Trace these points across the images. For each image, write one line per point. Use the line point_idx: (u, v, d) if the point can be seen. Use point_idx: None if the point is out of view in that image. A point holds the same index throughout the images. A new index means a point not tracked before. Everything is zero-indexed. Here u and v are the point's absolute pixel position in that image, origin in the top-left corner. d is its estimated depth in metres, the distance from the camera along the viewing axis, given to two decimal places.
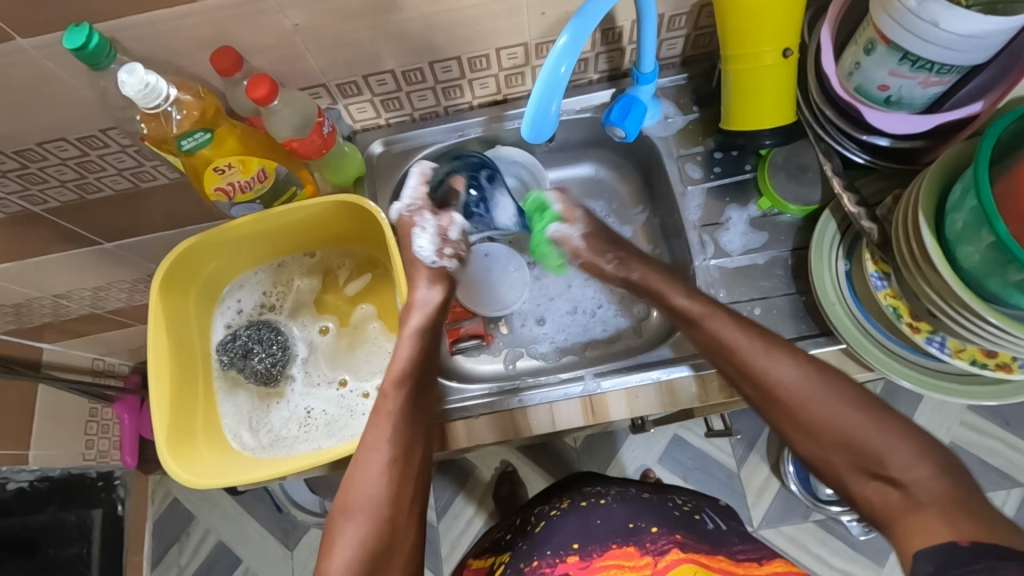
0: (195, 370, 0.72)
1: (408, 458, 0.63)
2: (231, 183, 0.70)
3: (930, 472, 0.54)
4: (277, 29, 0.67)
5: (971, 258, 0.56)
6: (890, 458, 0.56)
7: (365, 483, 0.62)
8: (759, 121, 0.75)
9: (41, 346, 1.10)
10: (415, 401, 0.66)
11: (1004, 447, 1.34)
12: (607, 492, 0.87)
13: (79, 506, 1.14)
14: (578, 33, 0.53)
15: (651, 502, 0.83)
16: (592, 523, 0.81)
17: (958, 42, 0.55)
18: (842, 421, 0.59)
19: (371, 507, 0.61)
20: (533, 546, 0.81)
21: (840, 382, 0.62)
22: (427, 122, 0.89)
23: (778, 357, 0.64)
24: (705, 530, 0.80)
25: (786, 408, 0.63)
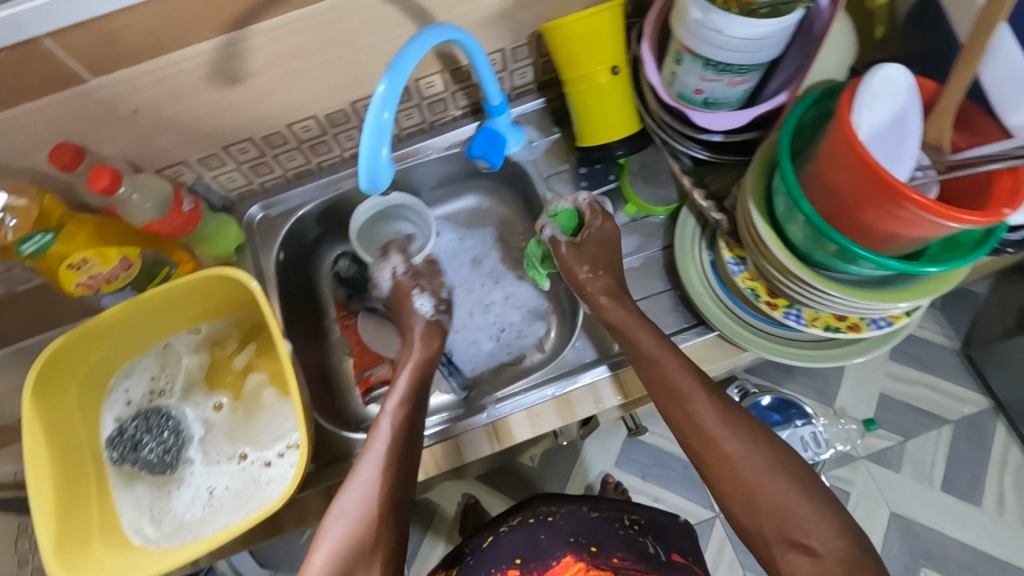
0: (85, 471, 0.70)
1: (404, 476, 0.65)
2: (93, 276, 0.68)
3: (844, 543, 0.58)
4: (116, 117, 0.67)
5: (797, 235, 0.61)
6: (813, 528, 0.59)
7: (354, 493, 0.63)
8: (608, 134, 0.79)
9: None
10: (413, 420, 0.69)
11: (929, 390, 1.43)
12: (557, 509, 0.91)
13: None
14: (395, 81, 0.55)
15: (599, 523, 0.88)
16: (537, 538, 0.85)
17: (743, 44, 0.60)
18: (785, 497, 0.61)
19: (358, 517, 0.62)
20: (479, 560, 0.84)
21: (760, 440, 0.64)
22: (303, 180, 0.90)
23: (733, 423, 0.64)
24: (647, 551, 0.85)
25: (727, 470, 0.63)
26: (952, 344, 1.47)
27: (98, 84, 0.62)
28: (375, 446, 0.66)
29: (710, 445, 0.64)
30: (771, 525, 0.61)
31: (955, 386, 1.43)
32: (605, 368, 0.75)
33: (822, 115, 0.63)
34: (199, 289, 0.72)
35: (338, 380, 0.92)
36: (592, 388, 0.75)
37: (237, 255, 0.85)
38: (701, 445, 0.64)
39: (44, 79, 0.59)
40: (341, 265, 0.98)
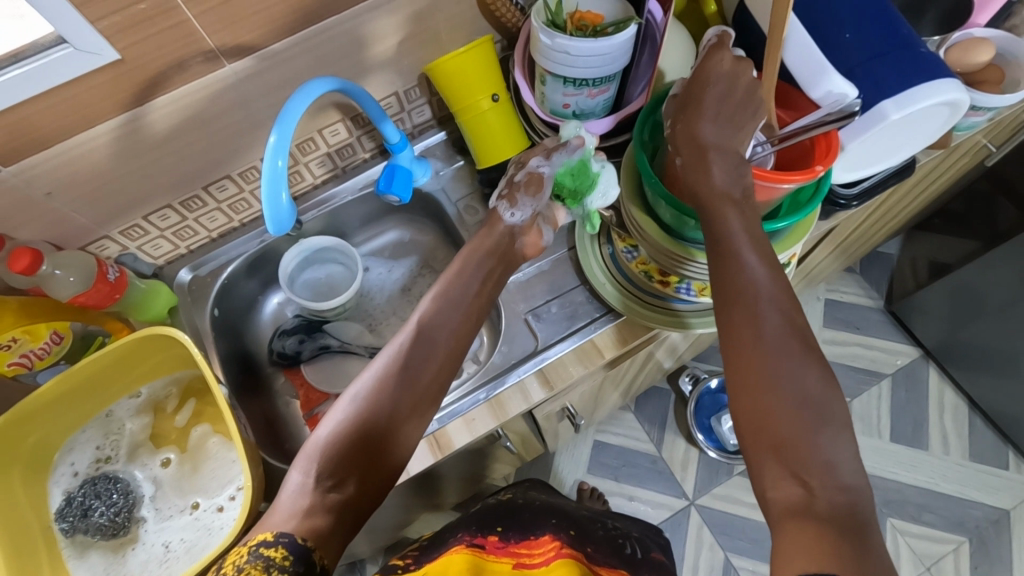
0: (35, 549, 0.71)
1: (416, 366, 0.63)
2: (25, 353, 0.72)
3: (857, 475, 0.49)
4: (31, 202, 0.71)
5: (666, 216, 0.70)
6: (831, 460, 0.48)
7: (367, 376, 0.62)
8: (500, 153, 0.86)
9: None
10: (441, 321, 0.67)
11: (864, 349, 1.54)
12: (541, 500, 0.96)
13: None
14: (284, 131, 0.62)
15: (580, 521, 0.93)
16: (520, 516, 0.87)
17: (589, 61, 0.68)
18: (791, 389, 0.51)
19: (368, 398, 0.60)
20: (462, 525, 0.86)
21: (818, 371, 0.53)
22: (228, 238, 0.94)
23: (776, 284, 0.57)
24: (622, 553, 0.90)
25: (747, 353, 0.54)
26: (875, 303, 1.58)
27: (10, 173, 0.67)
28: (397, 338, 0.66)
29: (751, 307, 0.56)
30: (774, 430, 0.50)
31: (885, 342, 1.54)
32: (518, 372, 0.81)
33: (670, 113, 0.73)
34: (133, 353, 0.75)
35: (288, 424, 0.94)
36: (520, 387, 0.80)
37: (171, 316, 0.89)
38: (742, 311, 0.56)
39: None
40: (278, 314, 1.02)
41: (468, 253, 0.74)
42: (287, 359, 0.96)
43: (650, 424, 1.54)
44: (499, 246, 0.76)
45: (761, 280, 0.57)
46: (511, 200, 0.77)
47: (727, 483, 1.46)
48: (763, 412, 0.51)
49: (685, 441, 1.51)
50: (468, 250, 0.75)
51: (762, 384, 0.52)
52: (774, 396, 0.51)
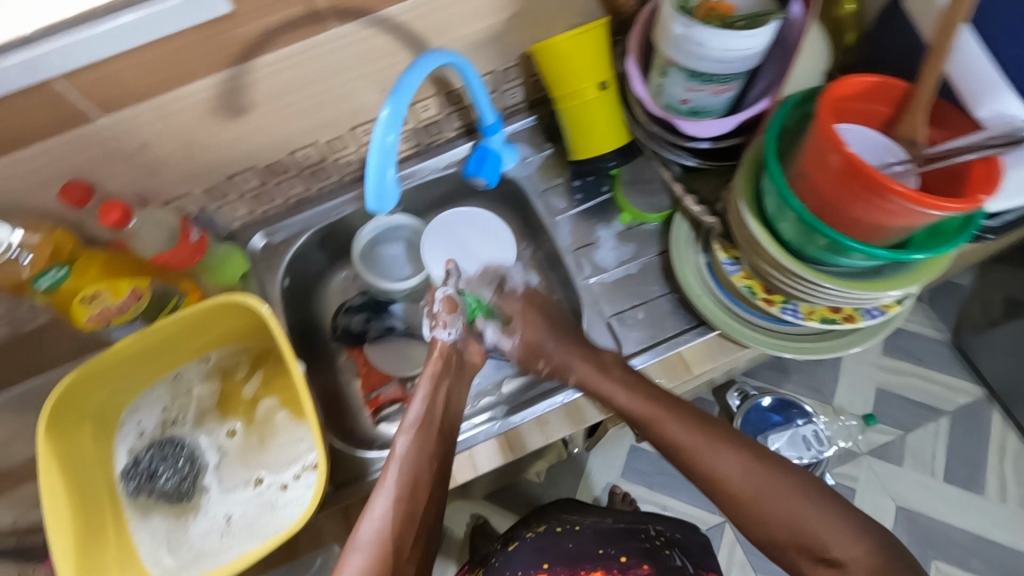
0: (99, 504, 0.70)
1: (415, 497, 0.63)
2: (105, 309, 0.69)
3: (864, 550, 0.60)
4: (124, 153, 0.69)
5: (789, 232, 0.64)
6: (831, 541, 0.61)
7: (371, 521, 0.61)
8: (598, 146, 0.82)
9: None
10: (426, 447, 0.67)
11: (924, 382, 1.44)
12: (583, 520, 0.96)
13: None
14: (398, 105, 0.58)
15: (623, 533, 0.92)
16: (564, 546, 0.91)
17: (723, 55, 0.63)
18: (796, 516, 0.63)
19: (376, 548, 0.59)
20: (504, 562, 0.91)
21: (785, 480, 0.64)
22: (302, 207, 0.92)
23: (722, 450, 0.67)
24: (673, 565, 0.86)
25: (733, 496, 0.65)
26: (942, 336, 1.47)
27: (108, 122, 0.64)
28: (389, 474, 0.64)
29: (703, 469, 0.66)
30: (786, 542, 0.63)
31: (950, 377, 1.44)
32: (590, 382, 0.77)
33: (804, 117, 0.66)
34: (209, 317, 0.73)
35: (347, 402, 0.92)
36: None
37: (242, 282, 0.87)
38: (697, 471, 0.67)
39: (57, 119, 0.61)
40: (343, 290, 0.99)
41: (430, 379, 0.72)
42: (353, 336, 0.94)
43: None
44: (448, 367, 0.75)
45: (717, 452, 0.66)
46: (441, 322, 0.78)
47: None
48: (762, 516, 0.64)
49: None
50: (428, 375, 0.73)
51: (755, 516, 0.64)
52: (762, 522, 0.64)
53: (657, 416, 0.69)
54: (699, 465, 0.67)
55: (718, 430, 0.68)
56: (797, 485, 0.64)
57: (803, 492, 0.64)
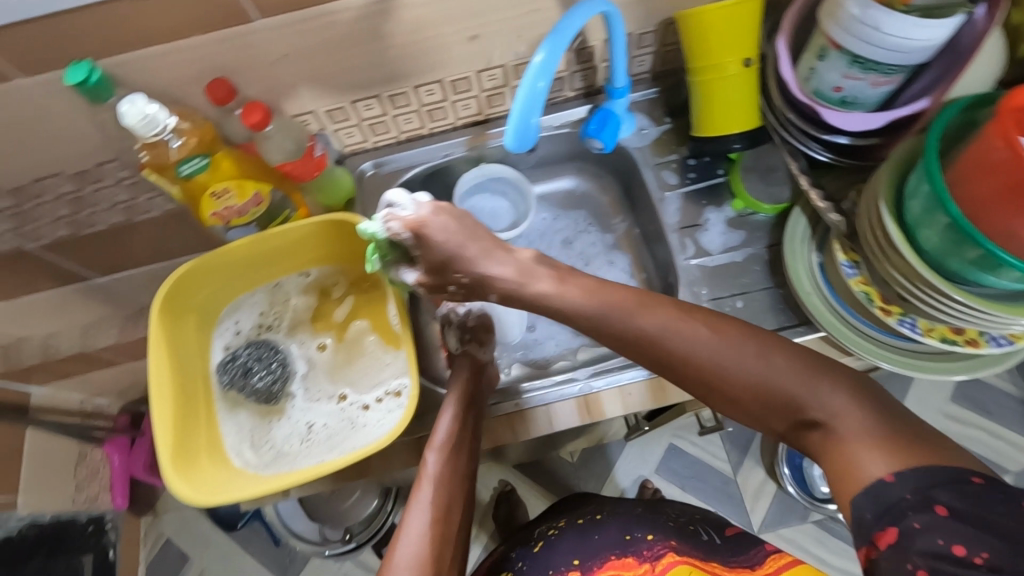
0: (195, 389, 0.74)
1: (448, 518, 0.68)
2: (228, 207, 0.72)
3: (863, 417, 0.51)
4: (267, 60, 0.70)
5: (931, 240, 0.60)
6: (811, 403, 0.52)
7: (409, 543, 0.64)
8: (726, 125, 0.80)
9: (29, 390, 1.21)
10: (455, 464, 0.70)
11: (988, 437, 1.33)
12: (601, 508, 0.95)
13: (70, 552, 1.29)
14: (553, 52, 0.58)
15: (645, 515, 0.90)
16: (590, 538, 0.88)
17: (899, 44, 0.60)
18: (733, 369, 0.54)
19: (415, 566, 0.62)
20: (533, 564, 0.88)
21: (742, 341, 0.54)
22: (412, 144, 0.92)
23: (652, 306, 0.56)
24: (702, 540, 0.86)
25: (677, 357, 0.55)
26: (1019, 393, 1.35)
27: (261, 26, 0.66)
28: (421, 493, 0.68)
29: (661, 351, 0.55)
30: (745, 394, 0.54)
31: (1017, 437, 1.33)
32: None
33: (966, 124, 0.62)
34: (321, 233, 0.76)
35: (424, 341, 0.94)
36: None
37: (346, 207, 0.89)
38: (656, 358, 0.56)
39: (218, 15, 0.63)
40: None
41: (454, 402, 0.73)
42: None
43: (731, 442, 1.44)
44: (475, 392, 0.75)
45: (647, 309, 0.56)
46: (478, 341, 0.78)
47: (797, 527, 1.37)
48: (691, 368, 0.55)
49: (765, 472, 1.41)
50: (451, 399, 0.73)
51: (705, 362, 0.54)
52: (725, 377, 0.54)
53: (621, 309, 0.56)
54: (628, 323, 0.56)
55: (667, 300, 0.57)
56: (750, 349, 0.54)
57: (757, 349, 0.54)
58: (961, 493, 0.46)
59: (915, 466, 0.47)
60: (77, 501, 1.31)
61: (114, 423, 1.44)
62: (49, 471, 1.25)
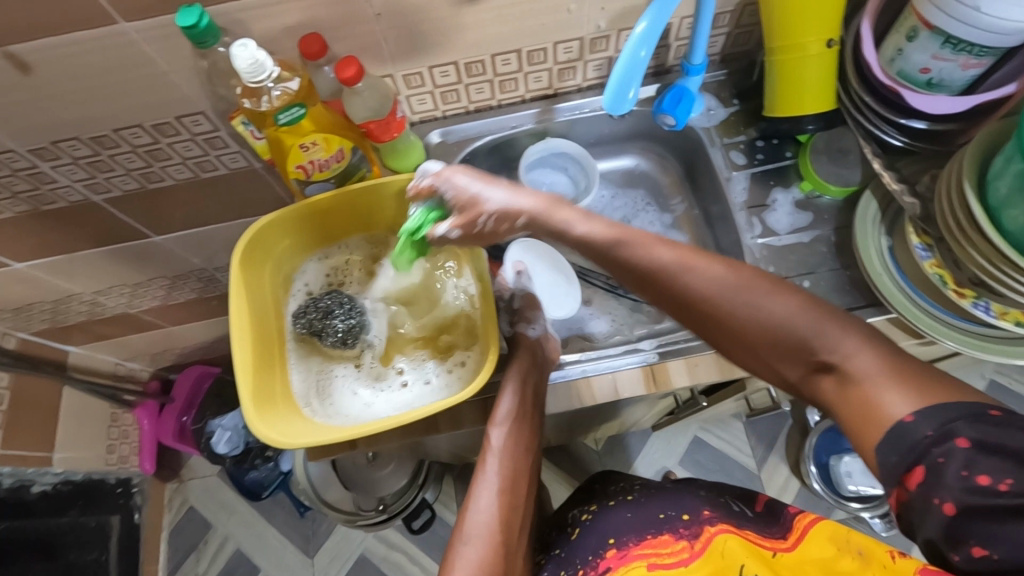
0: (272, 341, 0.75)
1: (513, 491, 0.71)
2: (313, 160, 0.73)
3: (868, 352, 0.50)
4: (360, 18, 0.72)
5: (1017, 221, 0.61)
6: (822, 343, 0.52)
7: (479, 514, 0.68)
8: (801, 106, 0.80)
9: (67, 351, 1.28)
10: (519, 437, 0.73)
11: None
12: (631, 487, 0.89)
13: (99, 513, 1.33)
14: (657, 17, 0.59)
15: (679, 489, 0.84)
16: (623, 518, 0.82)
17: (997, 24, 0.60)
18: (769, 320, 0.54)
19: (486, 535, 0.66)
20: (570, 551, 0.84)
21: (757, 281, 0.56)
22: (480, 115, 0.93)
23: (696, 261, 0.57)
24: (733, 509, 0.79)
25: (715, 313, 0.57)
26: None
27: None
28: (488, 466, 0.72)
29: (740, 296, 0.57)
30: (784, 352, 0.55)
31: None
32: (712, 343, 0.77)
33: None
34: (403, 194, 0.77)
35: None
36: None
37: None
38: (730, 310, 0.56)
39: None
40: None
41: (518, 375, 0.74)
42: (498, 250, 0.94)
43: (757, 441, 1.51)
44: (537, 364, 0.76)
45: (691, 265, 0.57)
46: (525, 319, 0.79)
47: None
48: (744, 330, 0.56)
49: (790, 469, 1.48)
50: (516, 369, 0.74)
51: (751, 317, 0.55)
52: (749, 330, 0.55)
53: (629, 238, 0.60)
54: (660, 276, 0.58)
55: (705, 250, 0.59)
56: (788, 301, 0.54)
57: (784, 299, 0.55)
58: (992, 417, 0.45)
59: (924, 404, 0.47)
60: (109, 462, 1.37)
61: (146, 387, 1.46)
62: (85, 430, 1.31)
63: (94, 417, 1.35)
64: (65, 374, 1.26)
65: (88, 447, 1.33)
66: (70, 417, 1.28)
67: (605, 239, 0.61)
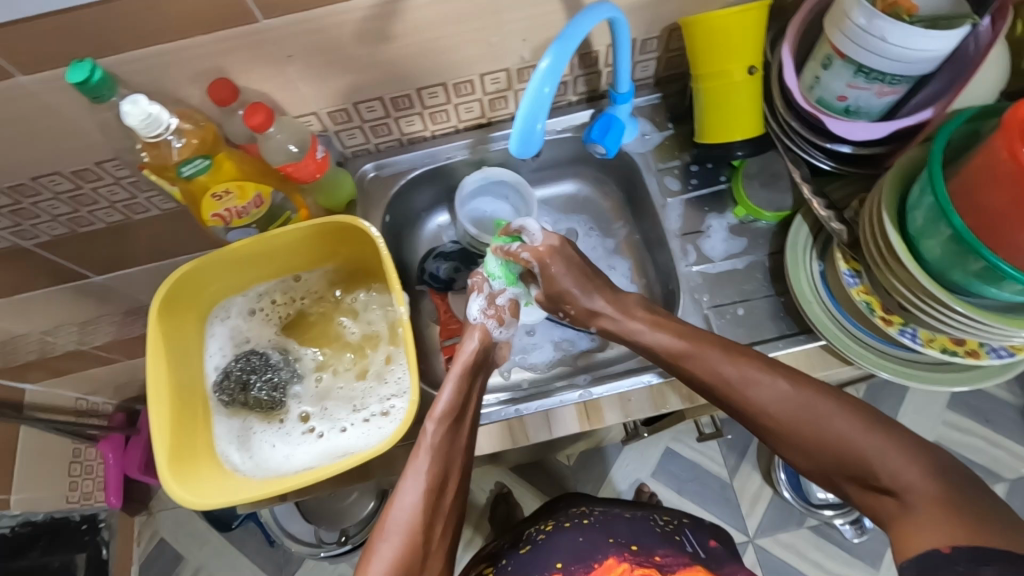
0: (193, 394, 0.74)
1: (444, 488, 0.65)
2: (229, 209, 0.72)
3: (919, 475, 0.56)
4: (272, 60, 0.70)
5: (934, 251, 0.60)
6: (881, 467, 0.58)
7: (401, 508, 0.62)
8: (731, 133, 0.79)
9: (23, 387, 1.17)
10: (454, 436, 0.68)
11: (985, 444, 1.34)
12: (591, 512, 0.95)
13: (64, 551, 1.25)
14: (559, 56, 0.57)
15: (635, 522, 0.92)
16: (577, 542, 0.87)
17: (904, 54, 0.60)
18: (832, 438, 0.60)
19: (406, 531, 0.61)
20: (520, 566, 0.87)
21: (829, 399, 0.62)
22: (414, 146, 0.92)
23: (759, 381, 0.64)
24: (686, 549, 0.88)
25: (777, 425, 0.64)
26: (1016, 401, 1.35)
27: (267, 26, 0.65)
28: (418, 460, 0.65)
29: (737, 399, 0.65)
30: (833, 464, 0.61)
31: (1013, 444, 1.33)
32: (656, 375, 0.77)
33: (971, 134, 0.62)
34: (320, 238, 0.76)
35: (424, 344, 0.94)
36: (687, 381, 0.76)
37: (348, 210, 0.89)
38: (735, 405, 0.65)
39: (224, 15, 0.63)
40: (434, 236, 1.01)
41: (459, 372, 0.72)
42: (439, 283, 0.95)
43: (729, 448, 1.44)
44: (484, 358, 0.76)
45: (751, 381, 0.65)
46: (498, 318, 0.80)
47: (792, 533, 1.37)
48: (809, 442, 0.62)
49: (761, 477, 1.41)
50: (457, 367, 0.73)
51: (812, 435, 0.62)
52: (817, 448, 0.62)
53: (694, 352, 0.68)
54: (739, 396, 0.65)
55: (754, 360, 0.66)
56: (853, 418, 0.61)
57: (854, 417, 0.61)
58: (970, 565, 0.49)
59: (962, 542, 0.51)
60: (71, 499, 1.27)
61: (109, 421, 1.36)
62: (41, 469, 1.20)
63: (57, 454, 1.24)
64: (22, 414, 1.15)
65: (43, 486, 1.21)
66: (28, 455, 1.17)
67: (679, 349, 0.69)
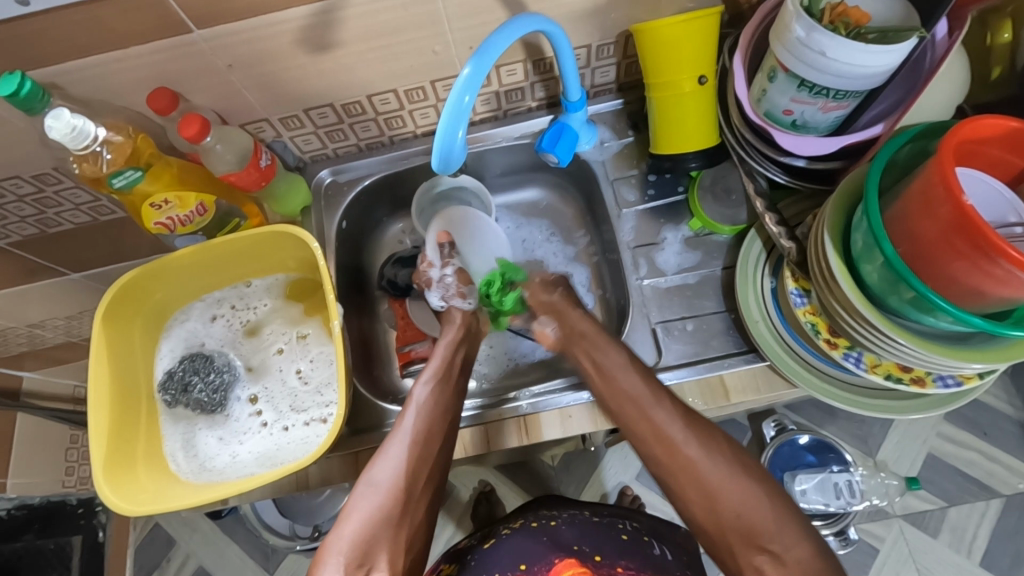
0: (136, 397, 0.76)
1: (430, 440, 0.66)
2: (171, 217, 0.73)
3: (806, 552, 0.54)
4: (211, 70, 0.70)
5: (871, 276, 0.58)
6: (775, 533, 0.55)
7: (387, 462, 0.64)
8: (683, 145, 0.77)
9: (21, 376, 1.19)
10: (445, 396, 0.70)
11: (981, 459, 1.25)
12: (560, 515, 0.91)
13: (57, 533, 1.24)
14: (480, 67, 0.56)
15: (603, 528, 0.87)
16: (540, 542, 0.83)
17: (845, 69, 0.57)
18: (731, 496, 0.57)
19: (389, 484, 0.62)
20: (481, 563, 0.83)
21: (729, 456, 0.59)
22: (372, 152, 0.92)
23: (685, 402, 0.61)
24: (653, 560, 0.82)
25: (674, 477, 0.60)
26: (1016, 414, 1.27)
27: (202, 36, 0.65)
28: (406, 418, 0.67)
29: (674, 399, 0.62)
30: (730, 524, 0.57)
31: (1012, 459, 1.24)
32: None
33: (918, 153, 0.59)
34: (263, 244, 0.77)
35: (379, 350, 0.95)
36: None
37: (302, 215, 0.88)
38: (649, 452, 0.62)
39: (155, 26, 0.62)
40: (397, 240, 1.01)
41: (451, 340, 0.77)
42: (397, 289, 0.95)
43: None
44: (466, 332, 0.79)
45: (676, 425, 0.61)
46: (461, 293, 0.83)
47: None
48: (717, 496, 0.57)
49: None
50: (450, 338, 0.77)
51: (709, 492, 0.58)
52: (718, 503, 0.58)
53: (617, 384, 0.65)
54: None
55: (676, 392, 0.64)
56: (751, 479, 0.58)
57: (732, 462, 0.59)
58: None
59: None
60: (67, 484, 1.28)
61: None
62: (37, 454, 1.21)
63: (55, 442, 1.25)
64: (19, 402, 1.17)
65: (42, 472, 1.22)
66: (22, 444, 1.18)
67: None
